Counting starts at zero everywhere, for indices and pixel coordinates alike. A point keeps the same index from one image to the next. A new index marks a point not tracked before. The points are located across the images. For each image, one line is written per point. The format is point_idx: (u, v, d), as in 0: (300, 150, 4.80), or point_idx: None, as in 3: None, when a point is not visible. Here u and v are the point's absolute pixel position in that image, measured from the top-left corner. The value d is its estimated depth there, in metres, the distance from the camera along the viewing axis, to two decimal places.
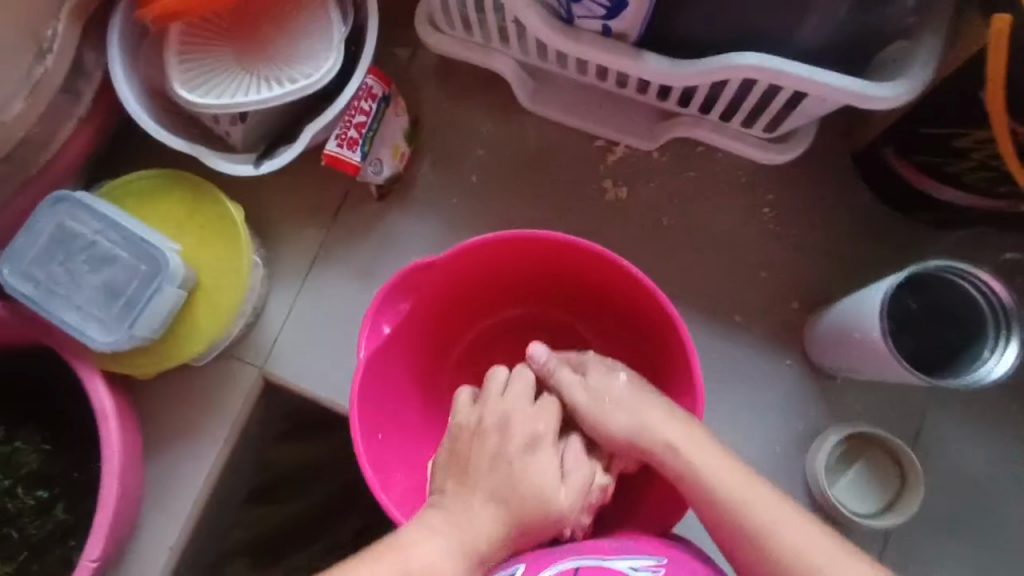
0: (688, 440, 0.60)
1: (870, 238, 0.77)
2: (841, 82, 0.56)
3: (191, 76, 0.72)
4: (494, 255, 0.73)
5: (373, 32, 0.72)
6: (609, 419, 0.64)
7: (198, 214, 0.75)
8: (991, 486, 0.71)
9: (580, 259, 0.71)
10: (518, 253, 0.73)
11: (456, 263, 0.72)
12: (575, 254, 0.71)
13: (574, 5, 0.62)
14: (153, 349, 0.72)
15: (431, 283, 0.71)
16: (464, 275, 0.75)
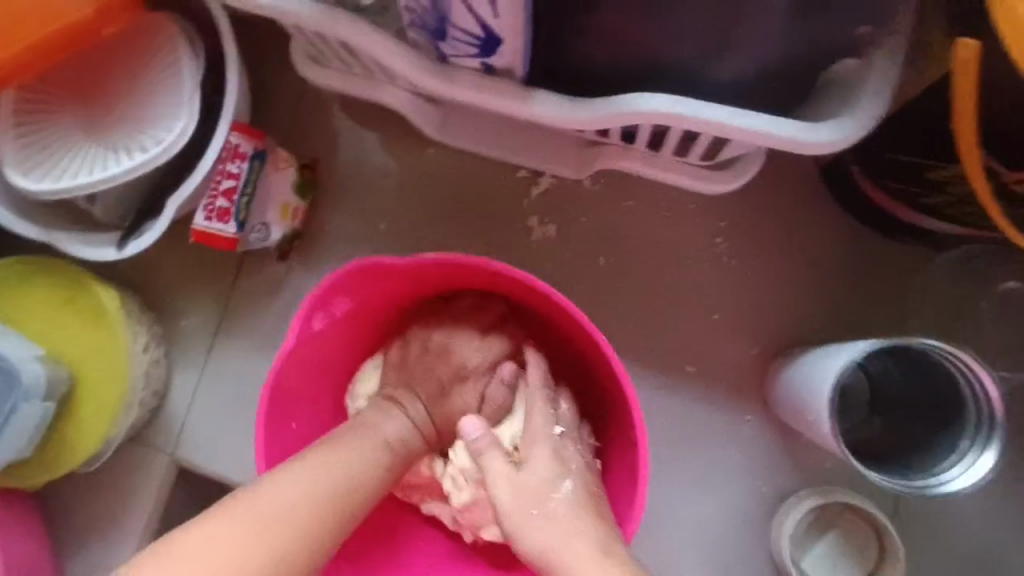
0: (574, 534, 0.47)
1: (841, 266, 0.66)
2: (767, 125, 0.43)
3: (30, 154, 0.62)
4: (465, 269, 0.58)
5: (233, 80, 0.61)
6: (530, 532, 0.48)
7: (68, 304, 0.67)
8: (985, 554, 0.62)
9: (551, 298, 0.57)
10: (487, 275, 0.58)
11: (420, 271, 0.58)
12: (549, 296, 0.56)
13: (442, 43, 0.50)
14: (35, 458, 0.65)
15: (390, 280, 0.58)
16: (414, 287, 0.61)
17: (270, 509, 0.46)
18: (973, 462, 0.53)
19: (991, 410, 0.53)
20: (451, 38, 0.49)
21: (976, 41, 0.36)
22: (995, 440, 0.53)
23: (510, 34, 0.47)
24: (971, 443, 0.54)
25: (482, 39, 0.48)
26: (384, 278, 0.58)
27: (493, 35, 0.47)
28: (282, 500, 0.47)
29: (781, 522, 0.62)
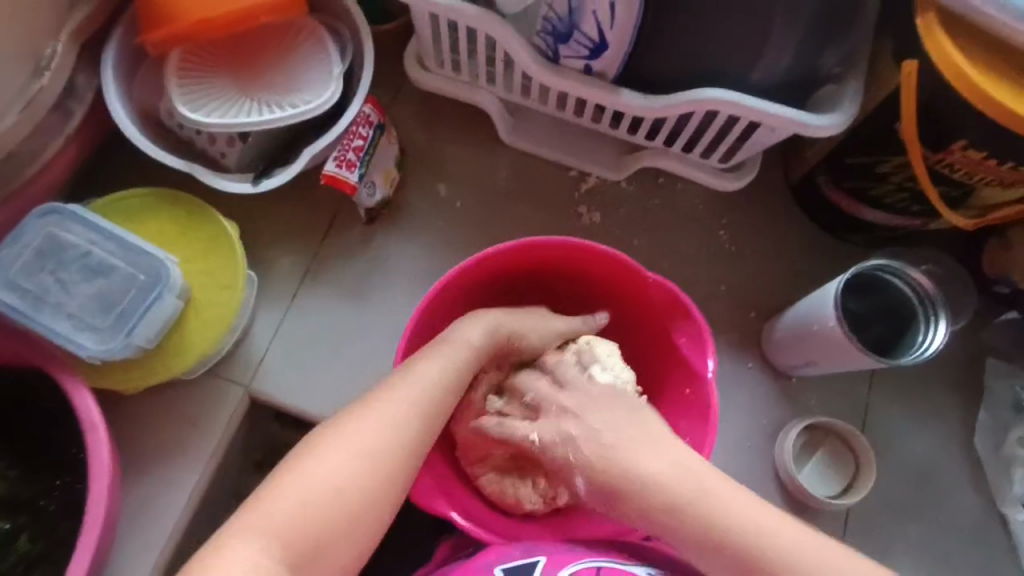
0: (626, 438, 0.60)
1: (811, 255, 0.88)
2: (787, 112, 0.67)
3: (190, 98, 0.75)
4: (527, 258, 0.76)
5: (369, 66, 0.78)
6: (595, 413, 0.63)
7: (190, 232, 0.76)
8: (930, 473, 0.80)
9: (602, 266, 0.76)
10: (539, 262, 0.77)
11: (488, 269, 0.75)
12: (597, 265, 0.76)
13: (561, 46, 0.71)
14: (142, 362, 0.71)
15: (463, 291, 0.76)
16: (536, 269, 0.78)
17: (420, 383, 0.61)
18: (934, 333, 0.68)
19: (926, 298, 0.69)
20: (572, 40, 0.70)
21: (917, 61, 0.60)
22: (941, 318, 0.69)
23: (617, 42, 0.68)
24: (925, 332, 0.69)
25: (595, 43, 0.69)
26: (464, 277, 0.74)
27: (604, 42, 0.69)
28: (428, 375, 0.62)
29: (781, 445, 0.78)
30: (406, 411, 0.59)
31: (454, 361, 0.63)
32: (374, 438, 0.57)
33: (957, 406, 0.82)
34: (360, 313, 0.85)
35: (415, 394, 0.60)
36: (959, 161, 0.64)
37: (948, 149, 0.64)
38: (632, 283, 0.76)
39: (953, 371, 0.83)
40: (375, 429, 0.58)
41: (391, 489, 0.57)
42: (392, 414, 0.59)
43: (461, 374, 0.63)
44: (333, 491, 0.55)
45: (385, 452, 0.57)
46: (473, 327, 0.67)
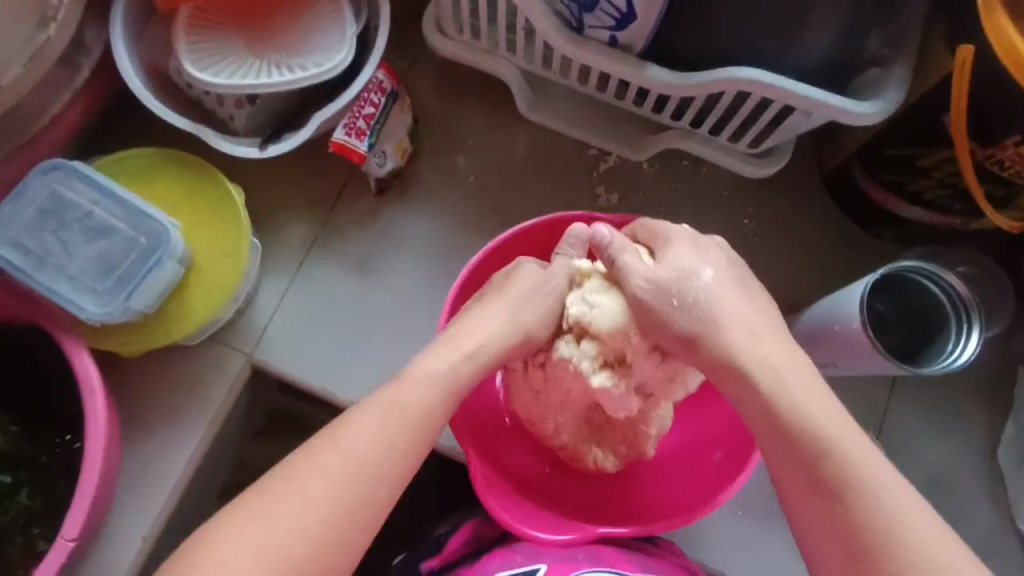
0: (738, 322, 0.59)
1: (839, 250, 0.84)
2: (825, 98, 0.62)
3: (199, 57, 0.72)
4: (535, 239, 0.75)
5: (384, 29, 0.75)
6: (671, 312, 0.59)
7: (196, 194, 0.74)
8: (945, 484, 0.77)
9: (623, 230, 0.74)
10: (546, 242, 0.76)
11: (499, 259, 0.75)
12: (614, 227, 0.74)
13: (586, 15, 0.66)
14: (143, 326, 0.70)
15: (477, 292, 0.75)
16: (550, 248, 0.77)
17: (354, 441, 0.56)
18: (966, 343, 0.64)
19: (962, 307, 0.64)
20: (598, 10, 0.65)
21: (973, 47, 0.55)
22: (974, 327, 0.64)
23: (645, 12, 0.64)
24: (955, 342, 0.64)
25: (622, 14, 0.65)
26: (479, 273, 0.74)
27: (631, 12, 0.64)
28: (363, 434, 0.57)
29: None
30: (367, 447, 0.56)
31: (396, 413, 0.58)
32: (330, 478, 0.55)
33: (981, 417, 0.78)
34: (365, 288, 0.83)
35: (346, 459, 0.56)
36: (1010, 158, 0.59)
37: (999, 144, 0.59)
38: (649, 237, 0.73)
39: (978, 380, 0.79)
40: (333, 467, 0.55)
41: (335, 544, 0.54)
42: (315, 483, 0.54)
43: (405, 429, 0.58)
44: (272, 543, 0.52)
45: (343, 495, 0.55)
46: (442, 355, 0.61)
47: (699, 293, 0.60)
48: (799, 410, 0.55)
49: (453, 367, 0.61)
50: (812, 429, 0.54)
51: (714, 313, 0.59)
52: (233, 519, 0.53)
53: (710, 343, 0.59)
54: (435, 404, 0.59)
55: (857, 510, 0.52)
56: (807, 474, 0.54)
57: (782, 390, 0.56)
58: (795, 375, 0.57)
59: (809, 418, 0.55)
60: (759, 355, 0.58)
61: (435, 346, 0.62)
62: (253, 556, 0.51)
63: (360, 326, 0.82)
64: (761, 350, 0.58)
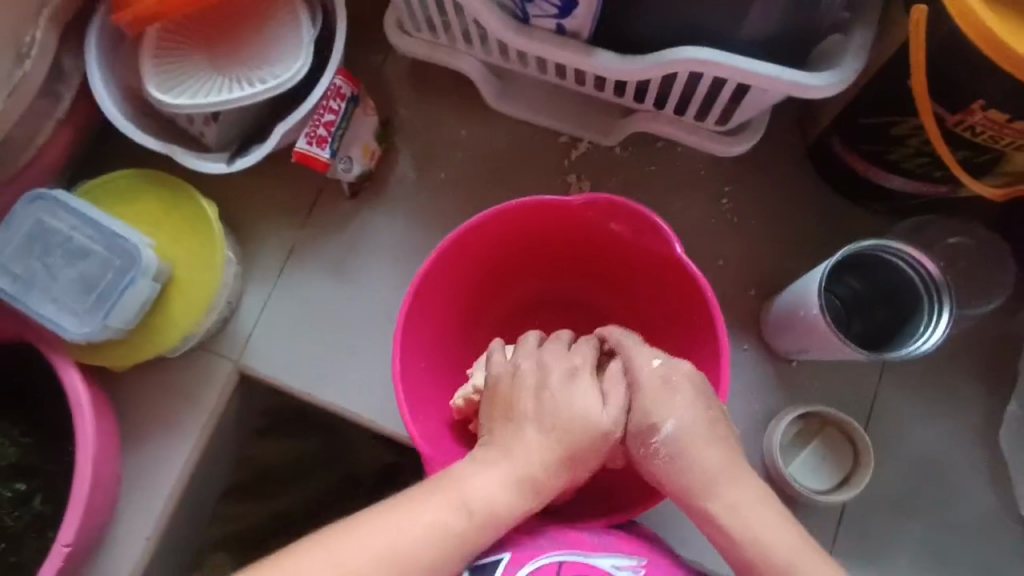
0: (720, 469, 0.57)
1: (824, 226, 0.80)
2: (776, 72, 0.59)
3: (165, 78, 0.75)
4: (521, 218, 0.72)
5: (341, 35, 0.75)
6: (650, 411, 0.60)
7: (174, 210, 0.78)
8: (944, 470, 0.73)
9: (614, 221, 0.71)
10: (534, 217, 0.72)
11: (487, 231, 0.72)
12: (604, 218, 0.71)
13: (528, 5, 0.65)
14: (129, 341, 0.74)
15: (459, 258, 0.72)
16: (533, 225, 0.74)
17: (405, 528, 0.55)
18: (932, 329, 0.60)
19: (932, 283, 0.60)
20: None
21: (927, 6, 0.51)
22: (946, 308, 0.59)
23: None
24: (926, 324, 0.60)
25: (562, 1, 0.63)
26: (462, 241, 0.71)
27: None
28: (420, 519, 0.56)
29: (771, 433, 0.73)
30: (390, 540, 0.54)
31: (457, 515, 0.56)
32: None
33: (979, 396, 0.74)
34: (344, 291, 0.85)
35: (402, 530, 0.55)
36: (980, 124, 0.55)
37: (967, 109, 0.55)
38: (643, 234, 0.70)
39: (977, 357, 0.74)
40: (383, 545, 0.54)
41: None
42: (369, 542, 0.54)
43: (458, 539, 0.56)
44: None
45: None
46: (497, 472, 0.59)
47: (665, 452, 0.58)
48: (753, 530, 0.56)
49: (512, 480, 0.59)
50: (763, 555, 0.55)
51: (696, 450, 0.58)
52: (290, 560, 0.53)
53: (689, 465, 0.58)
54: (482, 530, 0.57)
55: None
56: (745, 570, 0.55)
57: (754, 538, 0.55)
58: (762, 515, 0.56)
59: (762, 546, 0.55)
60: (726, 488, 0.57)
61: (484, 457, 0.60)
62: None
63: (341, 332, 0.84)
64: (741, 502, 0.56)
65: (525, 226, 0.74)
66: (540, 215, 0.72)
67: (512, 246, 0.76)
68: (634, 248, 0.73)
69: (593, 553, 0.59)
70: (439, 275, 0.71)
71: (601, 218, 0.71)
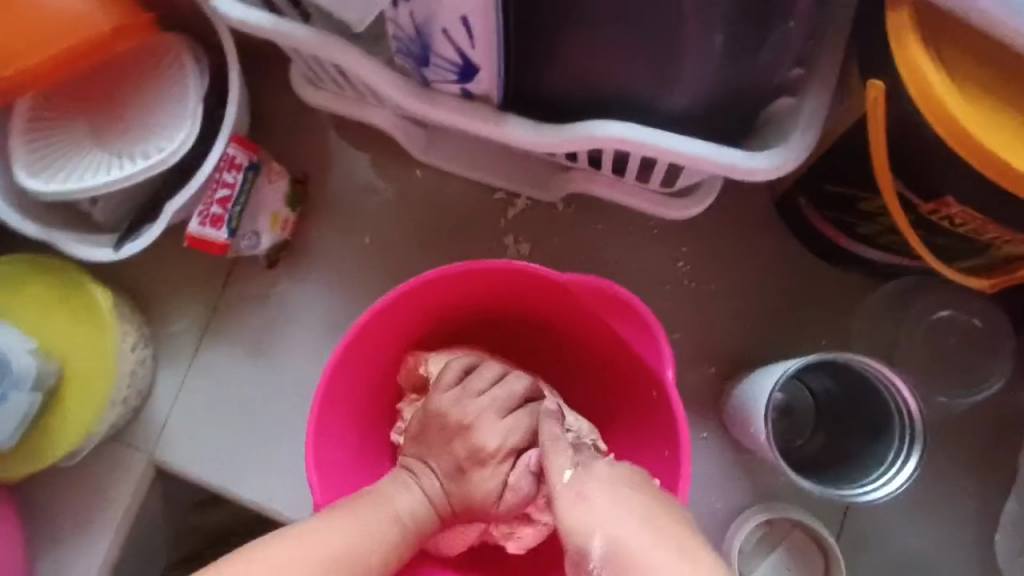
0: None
1: (795, 291, 0.70)
2: (709, 151, 0.49)
3: (35, 157, 0.66)
4: (481, 285, 0.64)
5: (234, 98, 0.67)
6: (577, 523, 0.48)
7: (65, 300, 0.70)
8: (934, 575, 0.64)
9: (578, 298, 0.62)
10: (496, 286, 0.64)
11: (442, 294, 0.64)
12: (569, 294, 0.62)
13: (425, 69, 0.56)
14: (18, 449, 0.68)
15: (406, 316, 0.64)
16: (491, 296, 0.65)
17: (295, 565, 0.51)
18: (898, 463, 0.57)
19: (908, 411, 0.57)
20: (432, 63, 0.54)
21: (884, 82, 0.41)
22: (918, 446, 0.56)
23: (485, 61, 0.52)
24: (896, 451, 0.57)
25: (459, 66, 0.53)
26: (412, 297, 0.63)
27: (469, 62, 0.53)
28: (310, 555, 0.52)
29: (732, 535, 0.64)
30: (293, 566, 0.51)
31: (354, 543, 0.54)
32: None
33: (972, 490, 0.65)
34: (268, 372, 0.78)
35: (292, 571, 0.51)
36: (958, 216, 0.45)
37: (939, 201, 0.45)
38: (613, 315, 0.62)
39: (969, 444, 0.65)
40: None
41: None
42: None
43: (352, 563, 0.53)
44: None
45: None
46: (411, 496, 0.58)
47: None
48: None
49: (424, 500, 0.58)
50: None
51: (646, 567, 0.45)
52: None
53: None
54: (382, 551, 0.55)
55: None
56: None
57: None
58: None
59: None
60: None
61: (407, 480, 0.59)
62: None
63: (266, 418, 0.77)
64: None
65: (483, 296, 0.65)
66: (500, 282, 0.64)
67: (465, 320, 0.68)
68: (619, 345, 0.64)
69: None
70: (380, 332, 0.63)
71: (594, 307, 0.62)
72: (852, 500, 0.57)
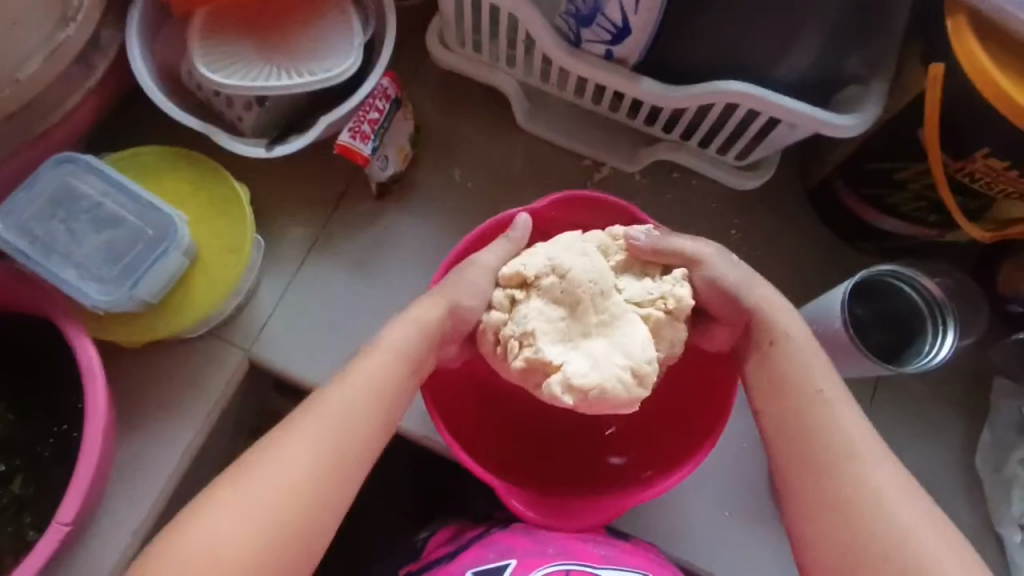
0: (834, 390, 0.61)
1: (824, 260, 0.87)
2: (808, 110, 0.66)
3: (211, 59, 0.75)
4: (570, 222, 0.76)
5: (392, 38, 0.78)
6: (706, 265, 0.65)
7: (202, 191, 0.76)
8: (926, 488, 0.80)
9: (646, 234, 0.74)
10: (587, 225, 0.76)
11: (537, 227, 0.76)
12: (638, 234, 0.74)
13: (584, 29, 0.70)
14: (140, 317, 0.71)
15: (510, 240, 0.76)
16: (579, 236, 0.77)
17: (325, 422, 0.59)
18: (944, 344, 0.68)
19: (937, 304, 0.69)
20: (595, 24, 0.69)
21: (944, 65, 0.59)
22: (950, 328, 0.69)
23: (641, 28, 0.67)
24: (931, 343, 0.69)
25: (618, 28, 0.68)
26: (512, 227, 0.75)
27: (627, 26, 0.67)
28: (340, 408, 0.60)
29: None
30: (339, 420, 0.59)
31: (373, 378, 0.61)
32: (314, 453, 0.58)
33: (956, 422, 0.82)
34: (366, 289, 0.84)
35: (314, 432, 0.58)
36: (979, 170, 0.64)
37: (970, 157, 0.63)
38: None
39: (952, 388, 0.83)
40: (306, 447, 0.58)
41: (321, 494, 0.57)
42: (297, 451, 0.57)
43: (377, 399, 0.61)
44: (267, 515, 0.55)
45: (322, 464, 0.58)
46: (402, 327, 0.63)
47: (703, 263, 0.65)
48: (848, 432, 0.59)
49: (420, 333, 0.63)
50: (856, 457, 0.58)
51: (789, 357, 0.62)
52: (225, 487, 0.57)
53: (797, 389, 0.61)
54: (398, 383, 0.62)
55: (860, 527, 0.55)
56: (834, 487, 0.57)
57: (839, 436, 0.59)
58: (851, 423, 0.59)
59: (859, 466, 0.57)
60: (822, 377, 0.62)
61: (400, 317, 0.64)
62: (249, 523, 0.55)
63: (365, 326, 0.83)
64: (833, 395, 0.61)
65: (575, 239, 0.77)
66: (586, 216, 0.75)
67: None
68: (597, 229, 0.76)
69: (596, 564, 0.64)
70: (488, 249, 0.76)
71: (571, 216, 0.75)
72: (921, 368, 0.67)
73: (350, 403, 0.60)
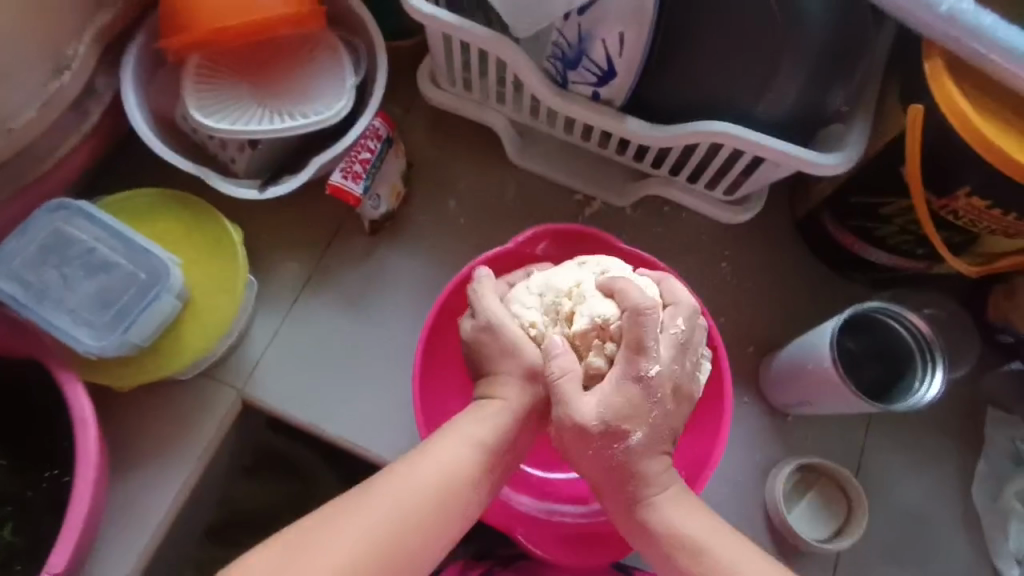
0: (707, 537, 0.57)
1: (814, 291, 0.87)
2: (791, 150, 0.67)
3: (204, 104, 0.77)
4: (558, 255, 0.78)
5: (382, 80, 0.79)
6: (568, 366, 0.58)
7: (195, 232, 0.77)
8: (924, 522, 0.80)
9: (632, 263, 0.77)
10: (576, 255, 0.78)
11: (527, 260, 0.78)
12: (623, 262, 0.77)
13: (570, 71, 0.71)
14: (132, 361, 0.71)
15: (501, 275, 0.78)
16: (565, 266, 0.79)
17: (398, 500, 0.55)
18: (932, 383, 0.68)
19: (925, 342, 0.69)
20: (580, 67, 0.70)
21: (923, 107, 0.60)
22: (939, 365, 0.68)
23: (625, 70, 0.69)
24: (920, 380, 0.69)
25: (603, 70, 0.69)
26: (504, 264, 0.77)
27: (612, 69, 0.69)
28: (416, 488, 0.55)
29: (773, 479, 0.78)
30: (424, 492, 0.56)
31: (455, 466, 0.57)
32: (378, 534, 0.53)
33: (951, 454, 0.82)
34: (359, 325, 0.85)
35: (385, 509, 0.54)
36: (962, 208, 0.64)
37: (953, 195, 0.64)
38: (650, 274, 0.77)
39: (946, 419, 0.82)
40: (371, 523, 0.53)
41: None
42: (364, 525, 0.53)
43: (454, 487, 0.56)
44: None
45: (397, 536, 0.54)
46: (492, 415, 0.60)
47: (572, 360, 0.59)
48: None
49: (501, 419, 0.60)
50: None
51: (670, 512, 0.58)
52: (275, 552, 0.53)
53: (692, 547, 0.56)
54: (478, 473, 0.58)
55: None
56: None
57: None
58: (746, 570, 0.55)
59: None
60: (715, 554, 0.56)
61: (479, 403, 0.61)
62: None
63: (359, 364, 0.83)
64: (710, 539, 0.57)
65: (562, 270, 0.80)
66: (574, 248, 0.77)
67: None
68: (558, 259, 0.78)
69: None
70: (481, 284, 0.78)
71: (559, 248, 0.77)
72: (910, 406, 0.67)
73: (431, 484, 0.56)
